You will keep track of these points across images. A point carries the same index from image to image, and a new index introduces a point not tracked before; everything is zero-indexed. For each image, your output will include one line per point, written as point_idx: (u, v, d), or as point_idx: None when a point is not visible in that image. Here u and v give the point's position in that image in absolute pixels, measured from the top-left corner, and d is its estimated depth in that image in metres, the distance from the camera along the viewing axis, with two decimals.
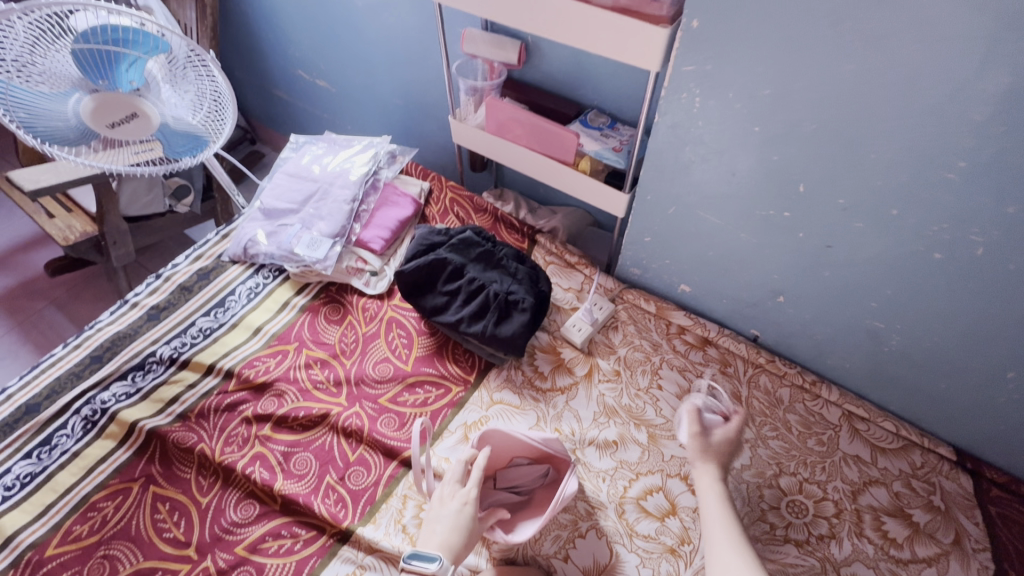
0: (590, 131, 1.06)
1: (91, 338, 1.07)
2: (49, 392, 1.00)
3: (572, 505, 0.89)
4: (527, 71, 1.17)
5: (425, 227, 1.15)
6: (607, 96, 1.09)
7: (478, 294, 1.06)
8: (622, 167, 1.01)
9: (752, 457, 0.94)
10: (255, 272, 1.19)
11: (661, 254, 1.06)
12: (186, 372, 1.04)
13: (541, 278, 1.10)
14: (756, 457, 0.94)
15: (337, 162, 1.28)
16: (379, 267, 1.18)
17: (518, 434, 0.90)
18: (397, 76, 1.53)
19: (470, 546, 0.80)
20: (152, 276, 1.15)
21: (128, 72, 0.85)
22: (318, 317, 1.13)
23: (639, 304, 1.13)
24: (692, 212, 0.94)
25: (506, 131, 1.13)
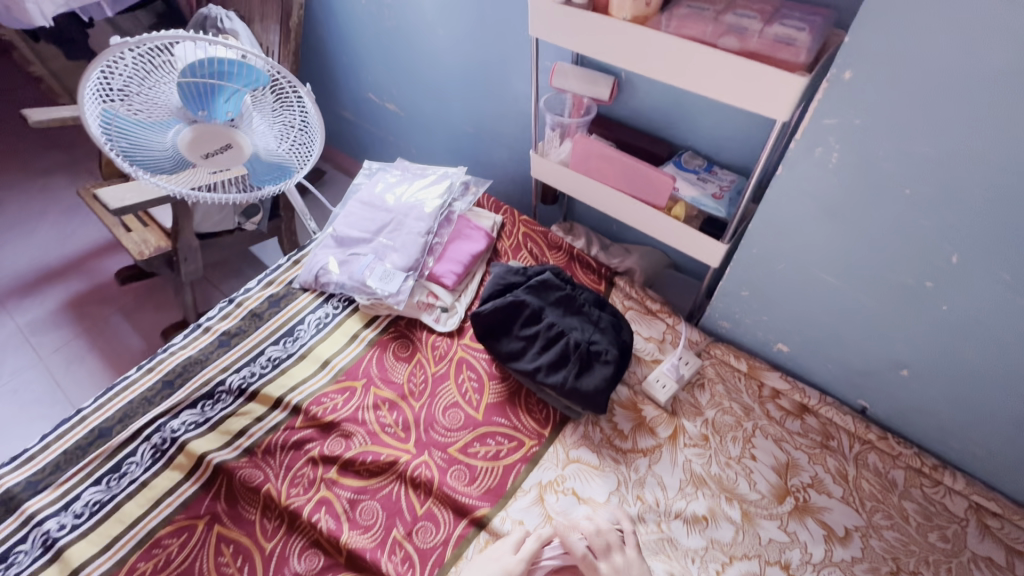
0: (686, 175, 0.99)
1: (163, 362, 1.06)
2: (122, 416, 0.99)
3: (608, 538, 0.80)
4: (617, 108, 1.11)
5: (502, 266, 1.10)
6: (706, 138, 1.02)
7: (558, 342, 0.99)
8: (723, 216, 0.94)
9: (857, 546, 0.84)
10: (324, 302, 1.17)
11: (759, 309, 0.98)
12: (255, 405, 1.02)
13: (625, 327, 1.02)
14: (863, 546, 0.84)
15: (412, 193, 1.25)
16: (450, 303, 1.14)
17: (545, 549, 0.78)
18: (469, 104, 1.50)
19: None
20: (225, 301, 1.14)
21: (226, 103, 0.84)
22: (387, 353, 1.09)
23: (728, 361, 1.04)
24: (805, 270, 0.86)
25: (593, 169, 1.07)
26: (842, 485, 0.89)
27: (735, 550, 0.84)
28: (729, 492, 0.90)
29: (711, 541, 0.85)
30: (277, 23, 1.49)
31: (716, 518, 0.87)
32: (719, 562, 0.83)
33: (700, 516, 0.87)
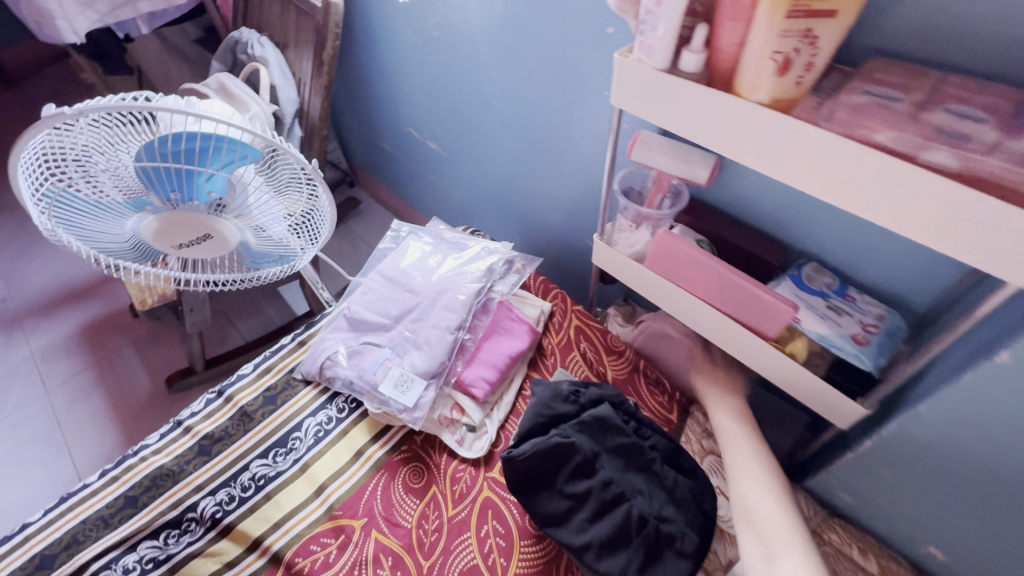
0: (811, 300, 0.72)
1: (131, 469, 0.88)
2: (69, 541, 0.81)
3: None
4: (713, 191, 0.86)
5: (547, 385, 0.86)
6: (839, 248, 0.75)
7: (617, 510, 0.74)
8: (870, 369, 0.66)
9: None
10: (327, 401, 0.96)
11: (906, 500, 0.70)
12: (227, 543, 0.81)
13: (708, 495, 0.77)
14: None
15: (444, 273, 1.04)
16: (479, 421, 0.91)
17: None
18: (520, 153, 1.27)
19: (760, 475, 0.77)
20: (213, 393, 0.96)
21: (209, 183, 0.62)
22: (396, 482, 0.87)
23: (848, 553, 0.75)
24: (1003, 481, 0.58)
25: (678, 275, 0.81)
26: None
27: None
28: None
29: None
30: (310, 51, 1.31)
31: None
32: None
33: None
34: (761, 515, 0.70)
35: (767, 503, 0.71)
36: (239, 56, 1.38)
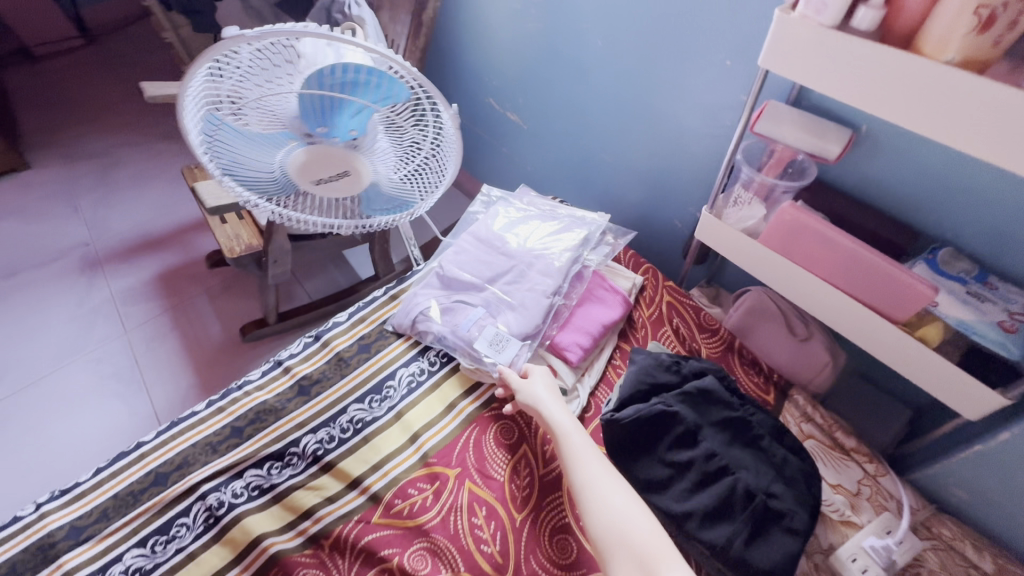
0: (949, 285, 0.69)
1: (236, 402, 0.92)
2: (180, 462, 0.86)
3: None
4: (837, 169, 0.83)
5: (647, 354, 0.86)
6: (980, 234, 0.72)
7: (722, 482, 0.73)
8: (1017, 360, 0.63)
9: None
10: (419, 355, 0.98)
11: None
12: (327, 478, 0.84)
13: (816, 478, 0.75)
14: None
15: (535, 240, 1.04)
16: (571, 385, 0.91)
17: None
18: (611, 127, 1.25)
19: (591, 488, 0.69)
20: (311, 337, 0.99)
21: (352, 119, 0.64)
22: (487, 437, 0.88)
23: (962, 551, 0.72)
24: None
25: (798, 252, 0.79)
26: None
27: None
28: None
29: None
30: (406, 12, 1.31)
31: None
32: None
33: None
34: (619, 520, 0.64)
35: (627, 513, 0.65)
36: (334, 15, 1.39)
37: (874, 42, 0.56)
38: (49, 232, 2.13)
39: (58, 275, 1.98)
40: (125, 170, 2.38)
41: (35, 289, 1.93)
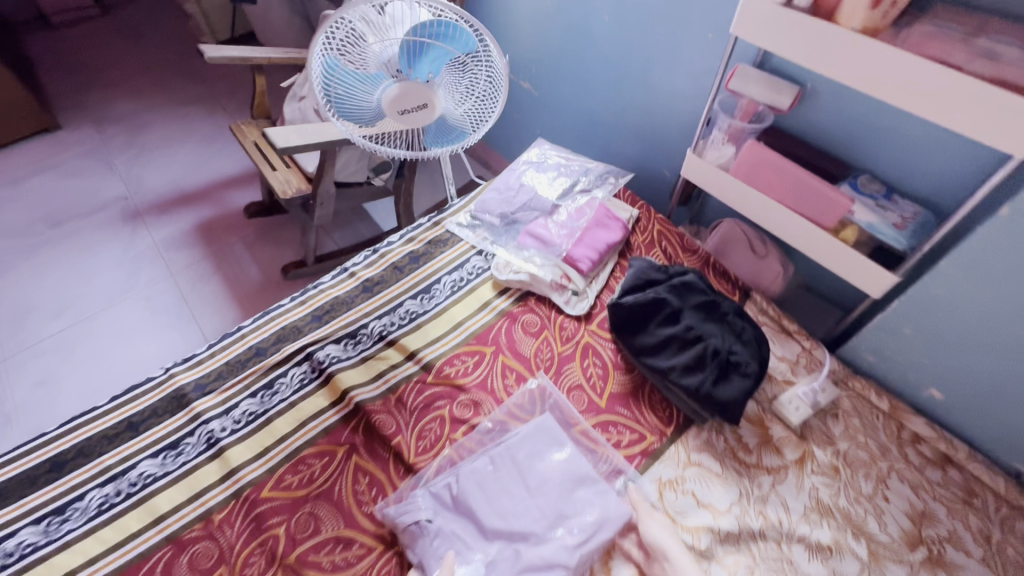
0: (864, 199, 0.95)
1: (313, 297, 1.16)
2: (276, 339, 1.09)
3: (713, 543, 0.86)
4: (791, 118, 1.08)
5: (643, 260, 1.11)
6: (889, 164, 0.97)
7: (695, 344, 0.99)
8: (901, 247, 0.89)
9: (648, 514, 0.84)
10: (459, 266, 1.21)
11: (919, 351, 0.93)
12: (392, 351, 1.08)
13: (766, 344, 1.00)
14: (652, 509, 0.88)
15: (534, 180, 1.30)
16: (582, 287, 1.16)
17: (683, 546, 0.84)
18: (614, 91, 1.49)
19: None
20: (370, 250, 1.22)
21: (431, 62, 0.88)
22: (516, 325, 1.12)
23: (867, 396, 1.00)
24: (993, 321, 0.81)
25: (758, 179, 1.04)
26: (982, 545, 0.86)
27: None
28: (858, 527, 0.88)
29: (834, 572, 0.84)
30: None
31: (841, 550, 0.86)
32: None
33: (825, 545, 0.86)
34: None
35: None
36: None
37: (795, 21, 0.82)
38: (86, 185, 2.24)
39: (103, 225, 2.11)
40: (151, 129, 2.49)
41: (82, 237, 2.06)
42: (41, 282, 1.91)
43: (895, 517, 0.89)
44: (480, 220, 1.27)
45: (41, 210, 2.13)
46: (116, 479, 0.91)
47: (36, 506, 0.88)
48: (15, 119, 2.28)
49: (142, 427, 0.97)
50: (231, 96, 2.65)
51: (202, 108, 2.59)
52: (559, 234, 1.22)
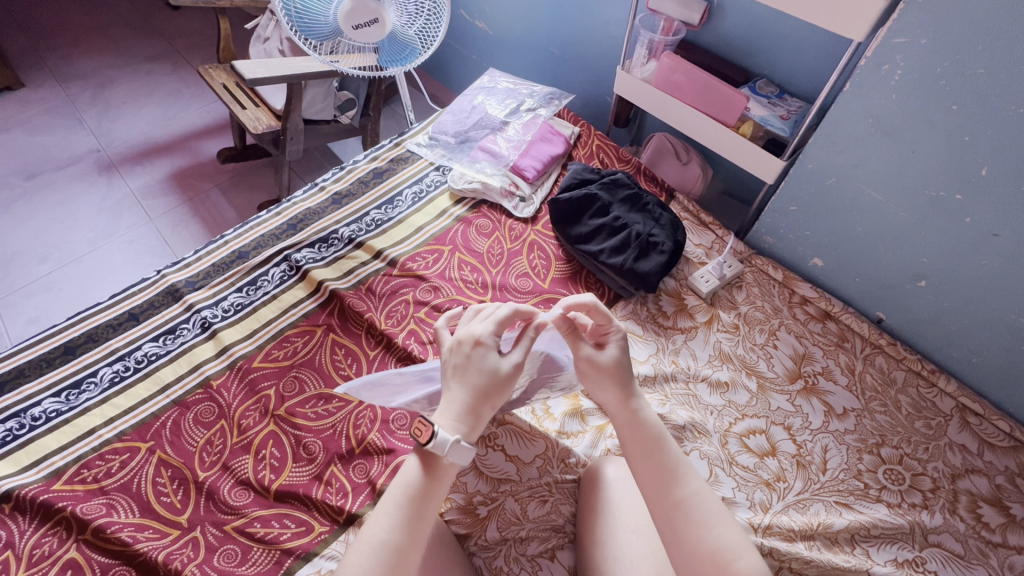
0: (759, 98, 1.13)
1: (288, 210, 1.29)
2: (256, 245, 1.23)
3: (683, 482, 0.69)
4: (704, 34, 1.24)
5: (580, 165, 1.29)
6: (782, 69, 1.16)
7: (621, 231, 1.17)
8: (785, 135, 1.09)
9: (625, 393, 0.77)
10: (419, 180, 1.36)
11: (803, 224, 1.14)
12: (361, 252, 1.23)
13: (681, 229, 1.20)
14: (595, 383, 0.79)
15: (482, 104, 1.45)
16: (528, 194, 1.32)
17: (652, 478, 0.70)
18: (560, 24, 1.61)
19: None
20: (338, 168, 1.36)
21: None
22: (471, 227, 1.27)
23: (766, 271, 1.20)
24: (854, 184, 1.02)
25: (674, 89, 1.19)
26: (848, 375, 1.06)
27: (748, 410, 1.01)
28: (750, 368, 1.07)
29: (729, 401, 1.02)
30: None
31: (735, 385, 1.04)
32: (733, 416, 1.00)
33: (723, 381, 1.04)
34: (738, 553, 0.63)
35: (736, 533, 0.66)
36: None
37: None
38: (55, 140, 2.01)
39: (77, 177, 1.92)
40: (78, 62, 2.27)
41: (57, 190, 1.87)
42: (21, 231, 1.75)
43: (781, 358, 1.08)
44: (438, 140, 1.42)
45: (13, 162, 1.92)
46: (124, 358, 1.06)
47: (55, 381, 1.02)
48: None
49: (142, 316, 1.11)
50: (194, 51, 2.41)
51: (167, 64, 2.34)
52: (507, 148, 1.38)
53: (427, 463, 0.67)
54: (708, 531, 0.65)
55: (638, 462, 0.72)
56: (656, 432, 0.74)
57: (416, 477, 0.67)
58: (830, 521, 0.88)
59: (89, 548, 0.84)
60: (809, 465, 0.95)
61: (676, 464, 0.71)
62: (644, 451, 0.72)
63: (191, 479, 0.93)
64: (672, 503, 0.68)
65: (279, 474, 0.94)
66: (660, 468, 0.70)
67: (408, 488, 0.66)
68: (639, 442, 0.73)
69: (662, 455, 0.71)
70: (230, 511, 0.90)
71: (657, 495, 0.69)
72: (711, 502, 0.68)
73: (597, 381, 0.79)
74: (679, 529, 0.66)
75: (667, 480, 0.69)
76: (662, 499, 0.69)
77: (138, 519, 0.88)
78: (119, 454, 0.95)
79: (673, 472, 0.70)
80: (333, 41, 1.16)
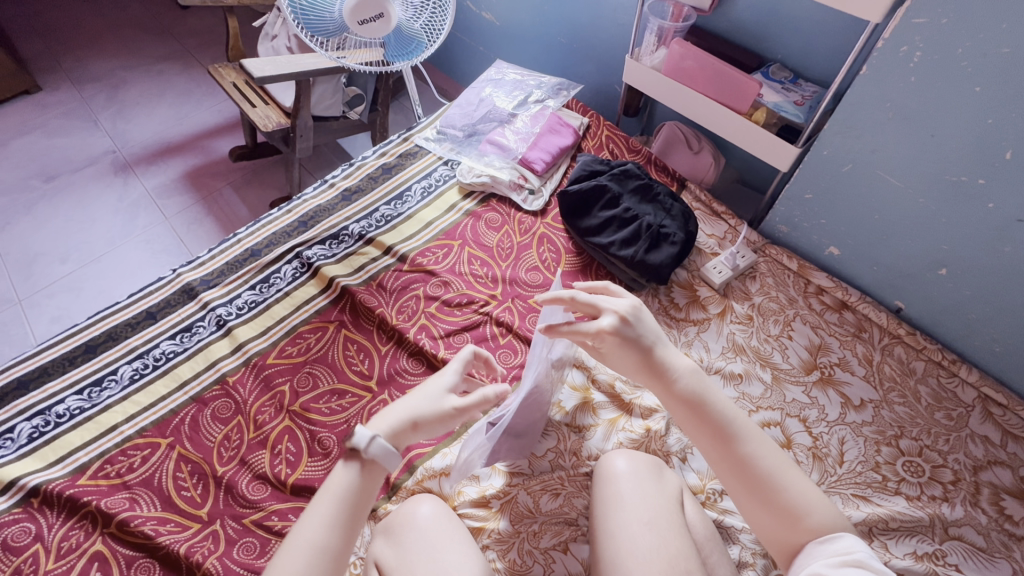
0: (772, 84, 1.10)
1: (299, 207, 1.30)
2: (268, 243, 1.24)
3: (738, 435, 0.72)
4: (714, 19, 1.21)
5: (589, 156, 1.28)
6: (795, 53, 1.13)
7: (632, 222, 1.16)
8: (800, 121, 1.06)
9: (657, 356, 0.76)
10: (428, 174, 1.35)
11: (819, 213, 1.12)
12: (371, 248, 1.23)
13: (692, 219, 1.18)
14: (614, 353, 0.77)
15: (490, 95, 1.44)
16: (537, 186, 1.32)
17: (715, 440, 0.72)
18: (568, 13, 1.58)
19: (765, 536, 0.69)
20: (347, 164, 1.36)
21: None
22: (480, 222, 1.27)
23: (780, 261, 1.18)
24: (872, 170, 0.99)
25: (685, 77, 1.17)
26: (865, 366, 1.04)
27: (763, 402, 0.99)
28: (764, 360, 1.05)
29: (743, 393, 1.01)
30: None
31: (749, 377, 1.03)
32: (748, 409, 0.99)
33: (736, 373, 1.03)
34: (810, 506, 0.67)
35: (807, 485, 0.69)
36: None
37: None
38: (73, 142, 2.05)
39: (94, 178, 1.95)
40: (92, 64, 2.30)
41: (75, 191, 1.91)
42: (41, 232, 1.79)
43: (796, 349, 1.06)
44: (446, 134, 1.42)
45: (32, 165, 1.96)
46: (143, 356, 1.08)
47: (77, 379, 1.04)
48: None
49: (160, 315, 1.13)
50: (205, 50, 2.43)
51: (178, 64, 2.36)
52: (516, 140, 1.37)
53: (355, 464, 0.70)
54: (782, 487, 0.68)
55: (696, 424, 0.73)
56: (699, 392, 0.75)
57: (346, 476, 0.69)
58: (847, 514, 0.87)
59: (114, 541, 0.87)
60: (825, 457, 0.94)
61: (731, 423, 0.72)
62: (703, 416, 0.73)
63: (210, 474, 0.95)
64: (738, 462, 0.70)
65: (295, 468, 0.96)
66: (717, 428, 0.72)
67: (340, 490, 0.68)
68: (695, 405, 0.74)
69: (717, 416, 0.73)
70: (247, 505, 0.92)
71: (723, 458, 0.71)
72: (773, 454, 0.71)
73: (625, 350, 0.76)
74: (755, 488, 0.68)
75: (727, 440, 0.71)
76: (728, 459, 0.71)
77: (160, 512, 0.90)
78: (140, 449, 0.97)
79: (730, 429, 0.72)
80: (339, 36, 1.15)
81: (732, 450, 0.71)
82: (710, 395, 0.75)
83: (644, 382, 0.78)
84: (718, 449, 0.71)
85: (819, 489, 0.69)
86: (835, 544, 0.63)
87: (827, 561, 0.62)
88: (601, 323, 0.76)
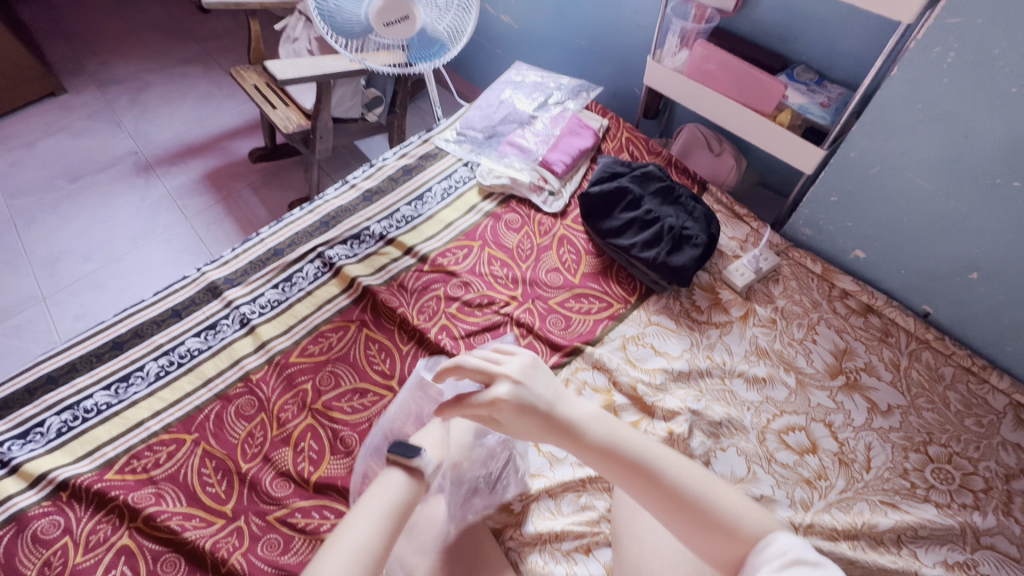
0: (798, 85, 1.10)
1: (320, 207, 1.31)
2: (291, 242, 1.25)
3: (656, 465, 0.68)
4: (737, 21, 1.21)
5: (609, 158, 1.28)
6: (821, 54, 1.12)
7: (654, 224, 1.16)
8: (826, 123, 1.05)
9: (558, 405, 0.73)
10: (448, 175, 1.36)
11: (844, 215, 1.10)
12: (392, 248, 1.24)
13: (714, 221, 1.18)
14: (514, 422, 0.73)
15: (509, 97, 1.45)
16: (557, 188, 1.31)
17: (634, 479, 0.67)
18: (587, 15, 1.58)
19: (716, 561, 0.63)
20: (368, 165, 1.37)
21: None
22: (500, 223, 1.27)
23: (804, 264, 1.17)
24: (900, 173, 0.98)
25: (707, 78, 1.16)
26: (892, 371, 1.02)
27: (787, 406, 0.98)
28: (788, 363, 1.04)
29: (766, 397, 1.00)
30: None
31: (773, 381, 1.02)
32: (772, 413, 0.98)
33: (760, 377, 1.02)
34: (740, 513, 0.64)
35: (733, 493, 0.66)
36: None
37: None
38: (96, 143, 2.09)
39: (116, 178, 1.99)
40: (115, 67, 2.35)
41: (98, 191, 1.94)
42: (65, 232, 1.83)
43: (820, 353, 1.05)
44: (466, 136, 1.42)
45: (57, 166, 2.00)
46: (168, 353, 1.09)
47: (105, 375, 1.06)
48: (18, 80, 2.08)
49: (185, 313, 1.14)
50: (225, 53, 2.47)
51: (200, 67, 2.40)
52: (536, 142, 1.37)
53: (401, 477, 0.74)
54: (710, 503, 0.64)
55: (614, 465, 0.69)
56: (607, 435, 0.70)
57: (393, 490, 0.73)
58: (875, 521, 0.85)
59: (140, 535, 0.88)
60: (852, 463, 0.92)
61: (645, 456, 0.68)
62: (619, 456, 0.69)
63: (234, 470, 0.95)
64: (663, 493, 0.66)
65: (318, 466, 0.96)
66: (632, 465, 0.68)
67: (387, 501, 0.71)
68: (608, 444, 0.69)
69: (630, 454, 0.68)
70: (271, 502, 0.92)
71: (648, 493, 0.66)
72: (695, 475, 0.67)
73: (520, 409, 0.72)
74: (688, 513, 0.64)
75: (645, 473, 0.67)
76: (652, 493, 0.66)
77: (186, 508, 0.91)
78: (166, 445, 0.98)
79: (647, 460, 0.68)
80: (363, 38, 1.17)
81: (654, 483, 0.66)
82: (620, 434, 0.71)
83: (557, 445, 0.73)
84: (641, 487, 0.67)
85: (744, 494, 0.67)
86: (772, 547, 0.60)
87: (771, 566, 0.58)
88: (493, 393, 0.72)
